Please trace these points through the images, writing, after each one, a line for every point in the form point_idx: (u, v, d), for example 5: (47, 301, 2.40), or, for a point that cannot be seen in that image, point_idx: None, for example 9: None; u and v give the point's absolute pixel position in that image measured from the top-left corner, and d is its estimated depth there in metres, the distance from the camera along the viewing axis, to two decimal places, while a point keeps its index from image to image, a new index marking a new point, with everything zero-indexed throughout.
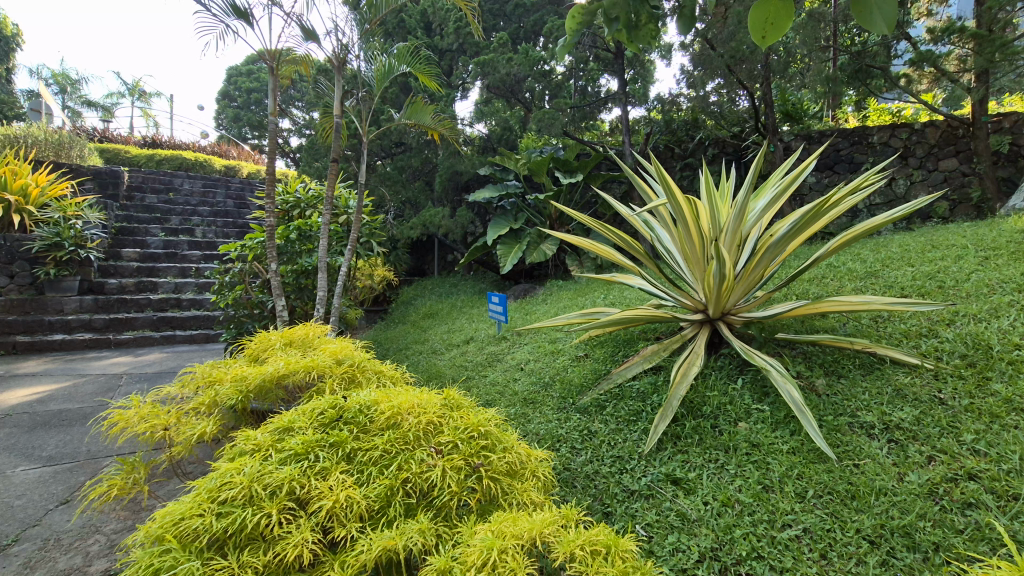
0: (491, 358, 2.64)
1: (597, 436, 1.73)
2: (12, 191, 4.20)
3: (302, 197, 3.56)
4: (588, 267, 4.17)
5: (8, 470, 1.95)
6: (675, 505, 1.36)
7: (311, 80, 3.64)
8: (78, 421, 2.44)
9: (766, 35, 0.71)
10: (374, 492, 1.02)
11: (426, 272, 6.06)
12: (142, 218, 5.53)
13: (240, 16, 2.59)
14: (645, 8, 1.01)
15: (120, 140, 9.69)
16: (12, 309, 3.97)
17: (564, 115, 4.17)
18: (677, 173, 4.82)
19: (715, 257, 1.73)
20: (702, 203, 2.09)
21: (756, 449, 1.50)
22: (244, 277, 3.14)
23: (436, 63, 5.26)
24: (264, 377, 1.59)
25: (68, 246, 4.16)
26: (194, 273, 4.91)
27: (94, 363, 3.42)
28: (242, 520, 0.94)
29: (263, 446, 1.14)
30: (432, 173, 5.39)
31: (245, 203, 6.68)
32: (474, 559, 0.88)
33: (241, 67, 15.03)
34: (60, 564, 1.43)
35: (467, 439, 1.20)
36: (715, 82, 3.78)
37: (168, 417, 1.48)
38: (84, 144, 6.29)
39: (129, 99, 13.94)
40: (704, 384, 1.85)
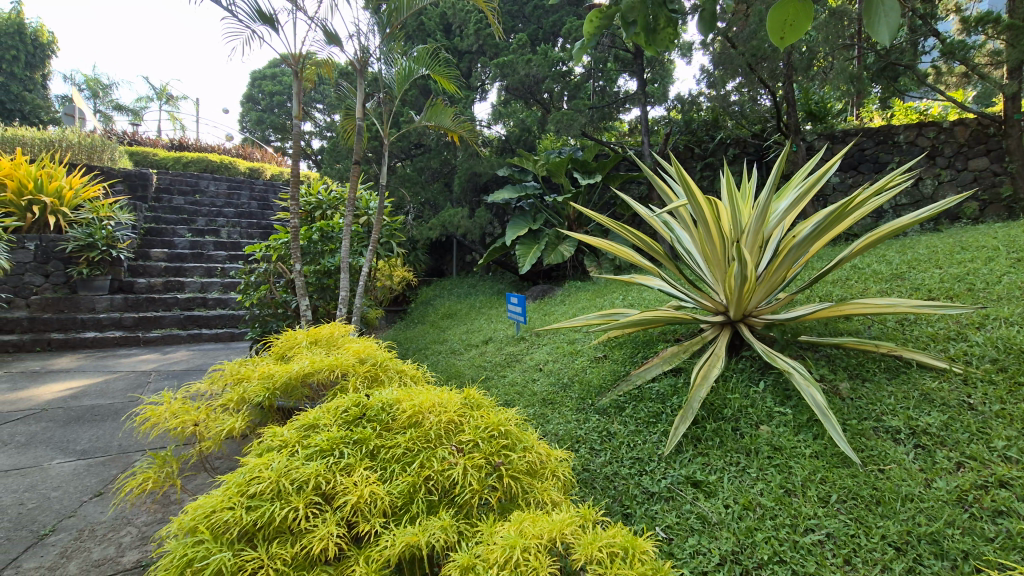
0: (509, 358, 2.66)
1: (616, 437, 1.73)
2: (49, 194, 4.36)
3: (324, 199, 3.63)
4: (607, 267, 4.17)
5: (45, 463, 2.02)
6: (695, 507, 1.36)
7: (333, 83, 3.70)
8: (110, 416, 2.52)
9: (785, 36, 0.74)
10: (397, 489, 1.04)
11: (444, 272, 6.11)
12: (170, 220, 5.68)
13: (265, 22, 2.65)
14: (663, 11, 1.02)
15: (149, 143, 9.97)
16: (47, 307, 4.11)
17: (583, 116, 4.18)
18: (697, 173, 4.78)
19: (737, 258, 1.71)
20: (724, 204, 2.06)
21: (778, 452, 1.49)
22: (268, 278, 3.20)
23: (456, 65, 5.31)
24: (290, 375, 1.63)
25: (100, 247, 4.29)
26: (219, 273, 5.02)
27: (123, 360, 3.52)
28: (271, 514, 0.96)
29: (290, 442, 1.17)
30: (451, 174, 5.45)
31: (268, 204, 6.80)
32: (496, 556, 0.89)
33: (265, 70, 15.33)
34: (95, 554, 1.48)
35: (488, 438, 1.21)
36: (736, 82, 3.74)
37: (197, 413, 1.51)
38: (114, 147, 6.48)
39: (158, 103, 14.31)
40: (725, 386, 1.84)
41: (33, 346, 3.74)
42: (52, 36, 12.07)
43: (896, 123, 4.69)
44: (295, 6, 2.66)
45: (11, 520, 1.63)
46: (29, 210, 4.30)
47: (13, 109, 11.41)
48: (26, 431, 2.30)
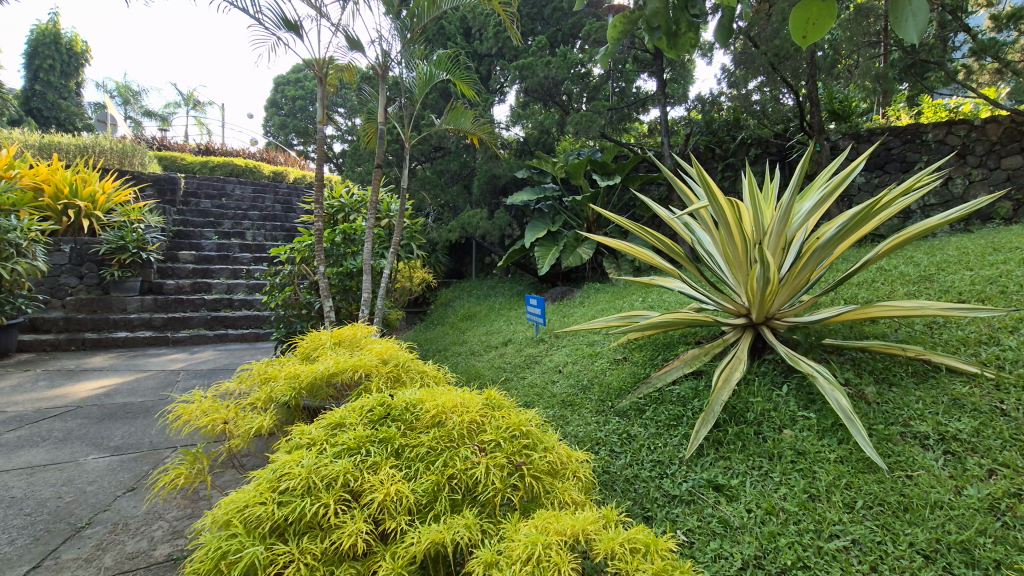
0: (529, 360, 2.67)
1: (636, 440, 1.73)
2: (83, 198, 4.51)
3: (346, 202, 3.69)
4: (626, 270, 4.16)
5: (81, 458, 2.09)
6: (717, 511, 1.35)
7: (355, 88, 3.76)
8: (141, 413, 2.59)
9: (808, 34, 0.75)
10: (422, 487, 1.06)
11: (463, 274, 6.15)
12: (197, 223, 5.82)
13: (291, 29, 2.71)
14: (685, 16, 1.03)
15: (176, 148, 10.23)
16: (81, 307, 4.25)
17: (602, 117, 4.18)
18: (718, 174, 4.73)
19: (759, 261, 1.70)
20: (746, 205, 2.05)
21: (802, 456, 1.48)
22: (293, 279, 3.27)
23: (475, 68, 5.35)
24: (316, 375, 1.66)
25: (131, 249, 4.42)
26: (245, 274, 5.13)
27: (153, 359, 3.62)
28: (301, 510, 0.99)
29: (317, 441, 1.20)
30: (470, 177, 5.48)
31: (291, 207, 6.93)
32: (520, 553, 0.90)
33: (288, 76, 15.60)
34: (129, 547, 1.53)
35: (509, 438, 1.22)
36: (757, 81, 3.69)
37: (227, 411, 1.55)
38: (144, 152, 6.67)
39: (185, 108, 14.66)
40: (747, 390, 1.82)
41: (68, 345, 3.87)
42: (86, 45, 12.48)
43: (925, 121, 4.57)
44: (319, 13, 2.71)
45: (50, 512, 1.70)
46: (64, 213, 4.46)
47: (49, 117, 11.84)
48: (63, 427, 2.38)
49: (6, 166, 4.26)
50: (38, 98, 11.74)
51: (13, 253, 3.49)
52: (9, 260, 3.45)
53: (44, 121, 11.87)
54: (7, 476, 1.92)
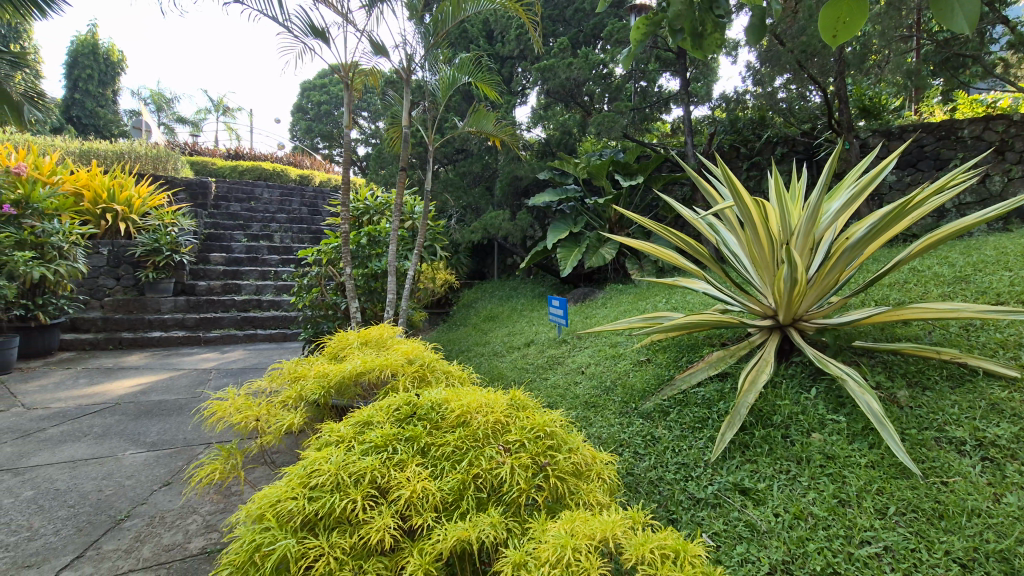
0: (551, 361, 2.67)
1: (660, 442, 1.72)
2: (119, 202, 4.68)
3: (371, 205, 3.76)
4: (649, 271, 4.14)
5: (120, 453, 2.17)
6: (743, 515, 1.34)
7: (380, 93, 3.83)
8: (175, 411, 2.68)
9: (837, 34, 0.75)
10: (448, 485, 1.08)
11: (485, 275, 6.18)
12: (227, 225, 5.97)
13: (318, 36, 2.77)
14: (711, 16, 1.03)
15: (207, 153, 10.52)
16: (119, 307, 4.41)
17: (625, 117, 4.16)
18: (743, 174, 4.66)
19: (786, 261, 1.67)
20: (772, 205, 2.02)
21: (831, 461, 1.45)
22: (320, 280, 3.33)
23: (497, 71, 5.38)
24: (344, 374, 1.70)
25: (165, 252, 4.57)
26: (273, 276, 5.25)
27: (186, 358, 3.73)
28: (331, 505, 1.01)
29: (346, 438, 1.23)
30: (492, 178, 5.52)
31: (317, 210, 7.06)
32: (546, 554, 0.91)
33: (314, 81, 15.91)
34: (165, 539, 1.59)
35: (534, 439, 1.23)
36: (784, 78, 3.62)
37: (260, 409, 1.60)
38: (177, 158, 6.89)
39: (215, 114, 15.06)
40: (774, 392, 1.79)
41: (106, 344, 4.01)
42: (122, 55, 12.93)
43: (960, 117, 4.43)
44: (345, 19, 2.77)
45: (92, 504, 1.77)
46: (103, 217, 4.63)
47: (88, 124, 12.29)
48: (103, 423, 2.48)
49: (49, 172, 4.44)
50: (78, 107, 12.21)
51: (56, 255, 3.64)
52: (52, 262, 3.59)
53: (83, 129, 12.34)
54: (51, 469, 2.01)
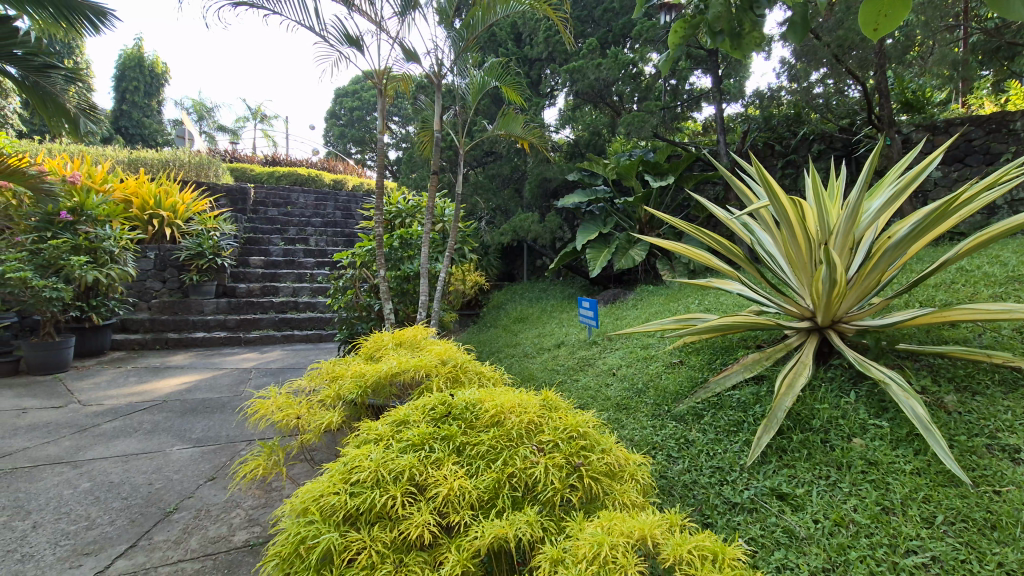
0: (582, 362, 2.67)
1: (694, 445, 1.70)
2: (165, 208, 4.89)
3: (403, 208, 3.83)
4: (680, 271, 4.09)
5: (168, 448, 2.27)
6: (781, 520, 1.31)
7: (411, 98, 3.89)
8: (219, 408, 2.79)
9: (879, 26, 0.82)
10: (484, 483, 1.09)
11: (515, 277, 6.22)
12: (265, 229, 6.17)
13: (352, 44, 2.84)
14: (748, 16, 1.09)
15: (246, 159, 10.89)
16: (164, 309, 4.60)
17: (655, 117, 4.12)
18: (778, 172, 4.55)
19: (825, 262, 1.63)
20: (809, 204, 1.98)
21: (874, 467, 1.41)
22: (354, 283, 3.41)
23: (525, 73, 5.40)
24: (381, 374, 1.74)
25: (208, 256, 4.74)
26: (309, 279, 5.39)
27: (228, 358, 3.87)
28: (372, 500, 1.04)
29: (384, 436, 1.26)
30: (521, 181, 5.55)
31: (351, 213, 7.23)
32: (584, 551, 0.91)
33: (347, 88, 16.27)
34: (211, 532, 1.66)
35: (568, 439, 1.24)
36: (821, 73, 3.52)
37: (300, 407, 1.65)
38: (218, 165, 7.15)
39: (253, 122, 15.53)
40: (812, 396, 1.75)
41: (154, 344, 4.19)
42: (165, 66, 13.48)
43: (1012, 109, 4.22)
44: (378, 27, 2.83)
45: (142, 497, 1.86)
46: (150, 223, 4.83)
47: (135, 134, 12.88)
48: (151, 419, 2.59)
49: (100, 180, 4.65)
50: (126, 118, 12.81)
51: (108, 260, 3.83)
52: (104, 266, 3.78)
53: (131, 139, 12.93)
54: (106, 463, 2.11)
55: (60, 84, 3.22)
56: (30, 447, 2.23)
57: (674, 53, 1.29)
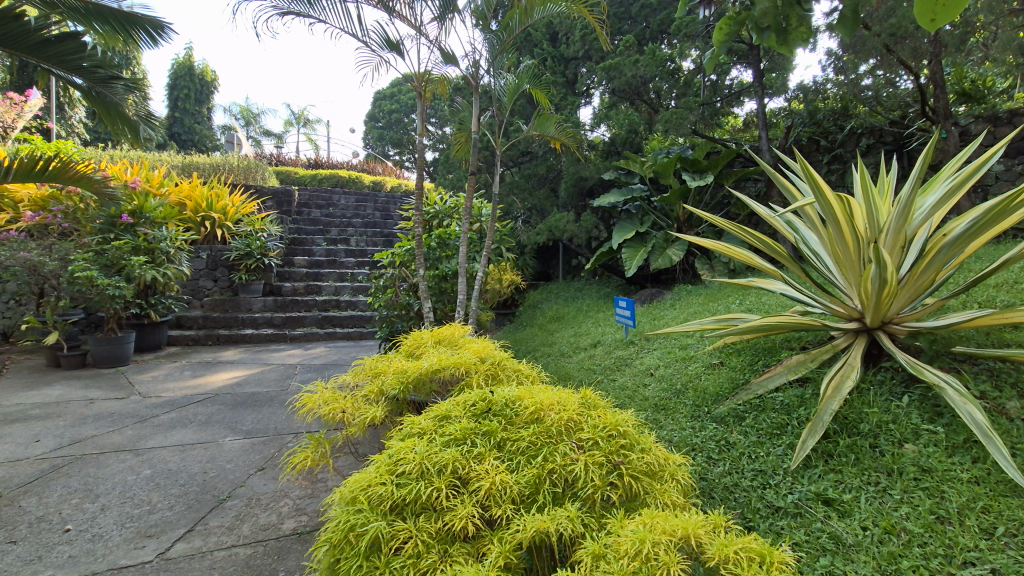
0: (619, 362, 2.66)
1: (735, 447, 1.67)
2: (216, 210, 5.13)
3: (441, 208, 3.90)
4: (720, 271, 4.02)
5: (221, 439, 2.39)
6: (827, 526, 1.28)
7: (448, 100, 3.95)
8: (267, 402, 2.91)
9: (936, 17, 0.89)
10: (524, 479, 1.11)
11: (550, 276, 6.23)
12: (309, 230, 6.38)
13: (393, 49, 2.91)
14: (792, 11, 1.15)
15: (290, 162, 11.29)
16: (216, 307, 4.82)
17: (694, 113, 4.06)
18: (823, 168, 4.41)
19: (875, 260, 1.58)
20: (858, 201, 1.92)
21: (928, 474, 1.36)
22: (394, 282, 3.49)
23: (561, 72, 5.40)
24: (422, 370, 1.78)
25: (256, 256, 4.95)
26: (350, 278, 5.54)
27: (275, 354, 4.03)
28: (417, 492, 1.08)
29: (427, 430, 1.30)
30: (557, 180, 5.55)
31: (390, 213, 7.40)
32: (626, 548, 0.92)
33: (386, 91, 16.62)
34: (261, 519, 1.74)
35: (607, 437, 1.24)
36: (870, 64, 3.39)
37: (346, 402, 1.71)
38: (264, 169, 7.44)
39: (296, 126, 16.05)
40: (861, 400, 1.70)
41: (206, 340, 4.39)
42: (214, 74, 14.10)
43: None
44: (418, 32, 2.89)
45: (198, 484, 1.97)
46: (202, 224, 5.07)
47: (186, 140, 13.54)
48: (205, 411, 2.73)
49: (157, 184, 4.90)
50: (178, 125, 13.47)
51: (164, 259, 4.04)
52: (161, 266, 3.99)
53: (182, 144, 13.59)
54: (165, 451, 2.24)
55: (122, 94, 3.30)
56: (97, 435, 2.39)
57: (719, 51, 1.36)
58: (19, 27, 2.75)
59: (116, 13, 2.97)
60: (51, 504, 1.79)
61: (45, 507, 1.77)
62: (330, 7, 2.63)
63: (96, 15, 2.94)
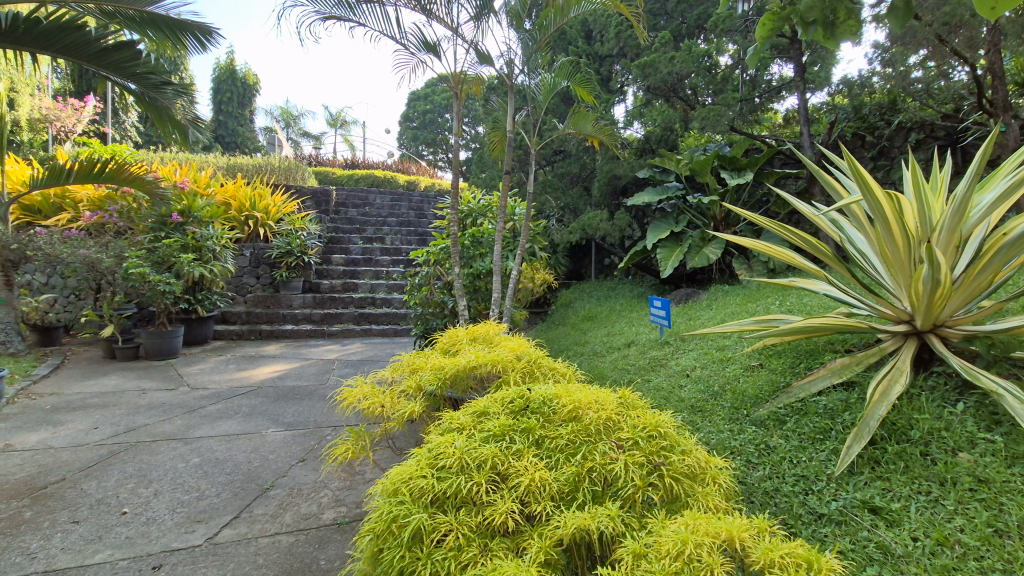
0: (654, 362, 2.63)
1: (776, 452, 1.63)
2: (259, 209, 5.31)
3: (475, 207, 3.93)
4: (759, 271, 3.93)
5: (264, 430, 2.47)
6: (874, 535, 1.24)
7: (482, 100, 3.98)
8: (307, 395, 2.99)
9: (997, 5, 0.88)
10: (563, 477, 1.12)
11: (583, 275, 6.20)
12: (346, 229, 6.52)
13: (430, 50, 2.95)
14: (843, 5, 1.14)
15: (328, 163, 11.57)
16: (258, 303, 4.99)
17: (732, 109, 3.97)
18: (869, 165, 4.25)
19: (927, 260, 1.52)
20: (908, 199, 1.84)
21: (984, 485, 1.30)
22: (429, 280, 3.53)
23: (596, 70, 5.36)
24: (459, 367, 1.80)
25: (296, 254, 5.12)
26: (385, 276, 5.65)
27: (313, 349, 4.15)
28: (458, 486, 1.09)
29: (466, 426, 1.32)
30: (590, 179, 5.52)
31: (424, 212, 7.51)
32: (668, 548, 0.91)
33: (420, 92, 16.80)
34: (303, 509, 1.79)
35: (647, 438, 1.23)
36: (921, 55, 3.24)
37: (386, 397, 1.74)
38: (303, 169, 7.66)
39: (333, 127, 16.42)
40: (911, 405, 1.63)
41: (249, 335, 4.55)
42: (256, 78, 14.56)
43: None
44: (454, 33, 2.91)
45: (243, 473, 2.04)
46: (246, 223, 5.23)
47: (230, 142, 14.07)
48: (249, 403, 2.83)
49: (204, 185, 5.10)
50: (222, 127, 14.00)
51: (211, 257, 4.20)
52: (208, 263, 4.15)
53: (226, 146, 14.13)
54: (212, 441, 2.34)
55: (171, 99, 3.38)
56: (149, 423, 2.50)
57: (761, 47, 1.35)
58: (82, 38, 2.91)
59: (167, 20, 3.11)
60: (109, 488, 1.89)
61: (104, 490, 1.87)
62: (370, 11, 2.68)
63: (151, 23, 3.10)
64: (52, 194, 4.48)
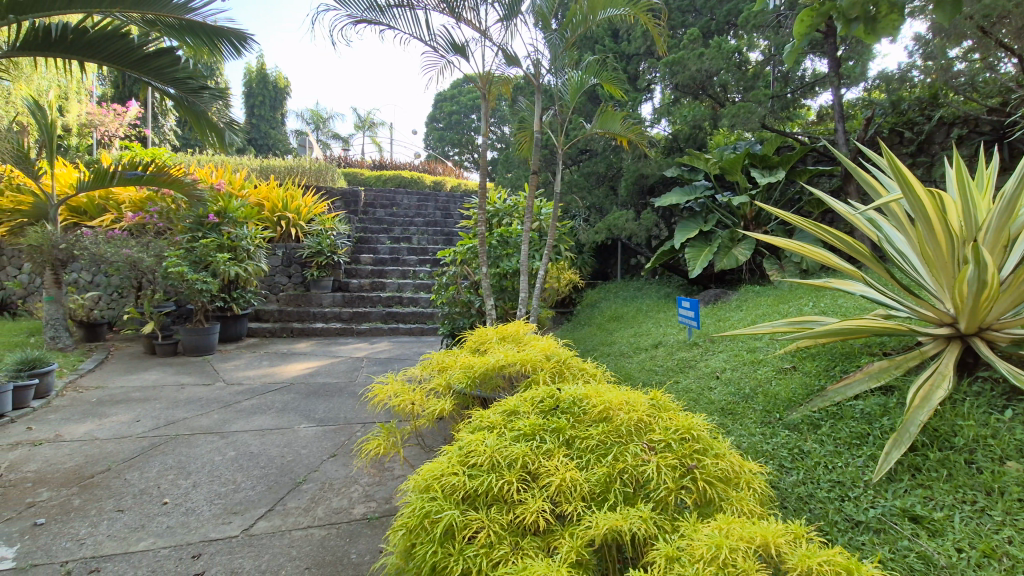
0: (682, 363, 2.59)
1: (810, 456, 1.59)
2: (291, 210, 5.43)
3: (501, 207, 3.94)
4: (791, 271, 3.87)
5: (297, 426, 2.53)
6: (915, 545, 1.20)
7: (509, 100, 3.99)
8: (337, 392, 3.05)
9: None
10: (594, 478, 1.11)
11: (609, 275, 6.16)
12: (375, 229, 6.62)
13: (458, 51, 2.97)
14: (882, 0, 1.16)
15: (356, 164, 11.75)
16: (290, 301, 5.11)
17: (763, 106, 3.90)
18: (907, 162, 4.11)
19: (973, 260, 1.46)
20: (952, 198, 1.78)
21: None
22: (456, 279, 3.56)
23: (623, 69, 5.32)
24: (488, 366, 1.80)
25: (326, 253, 5.22)
26: (412, 275, 5.71)
27: (343, 347, 4.22)
28: (489, 484, 1.10)
29: (497, 424, 1.33)
30: (617, 178, 5.47)
31: (451, 213, 7.57)
32: (702, 552, 0.90)
33: (446, 93, 16.92)
34: (334, 503, 1.83)
35: (680, 440, 1.21)
36: (964, 46, 3.12)
37: (416, 395, 1.76)
38: (333, 171, 7.81)
39: (361, 130, 16.67)
40: (954, 411, 1.57)
41: (281, 332, 4.66)
42: (287, 82, 14.89)
43: None
44: (482, 34, 2.93)
45: (277, 467, 2.09)
46: (279, 223, 5.36)
47: (262, 145, 14.43)
48: (282, 399, 2.90)
49: (239, 186, 5.25)
50: (255, 130, 14.36)
51: (245, 256, 4.31)
52: (243, 262, 4.27)
53: (259, 149, 14.50)
54: (246, 435, 2.40)
55: (208, 102, 3.47)
56: (187, 417, 2.59)
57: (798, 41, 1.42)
58: (123, 45, 3.03)
59: (203, 27, 3.17)
60: (151, 478, 1.96)
61: (145, 480, 1.95)
62: (400, 14, 2.72)
63: (189, 29, 3.16)
64: (96, 195, 4.67)
